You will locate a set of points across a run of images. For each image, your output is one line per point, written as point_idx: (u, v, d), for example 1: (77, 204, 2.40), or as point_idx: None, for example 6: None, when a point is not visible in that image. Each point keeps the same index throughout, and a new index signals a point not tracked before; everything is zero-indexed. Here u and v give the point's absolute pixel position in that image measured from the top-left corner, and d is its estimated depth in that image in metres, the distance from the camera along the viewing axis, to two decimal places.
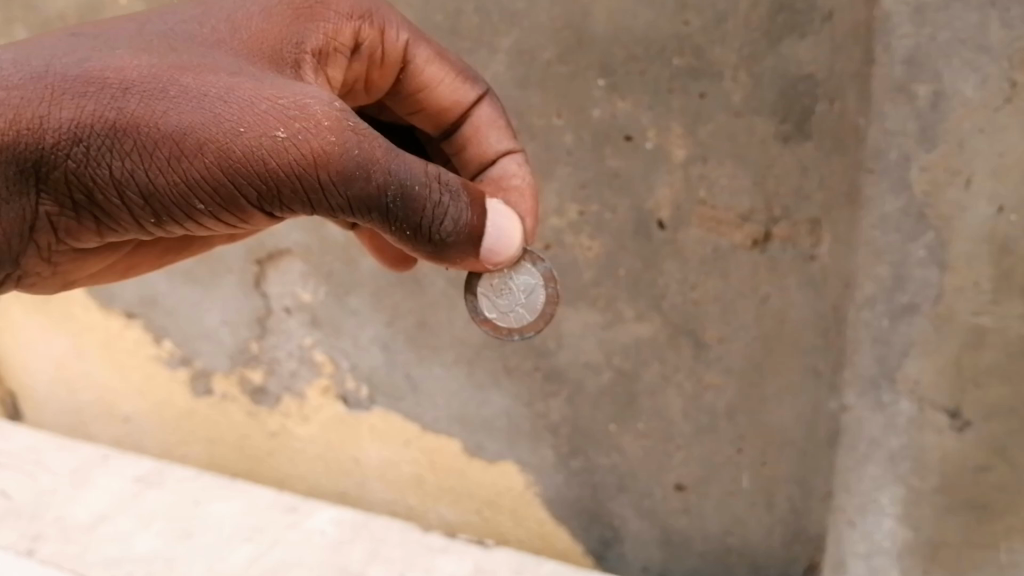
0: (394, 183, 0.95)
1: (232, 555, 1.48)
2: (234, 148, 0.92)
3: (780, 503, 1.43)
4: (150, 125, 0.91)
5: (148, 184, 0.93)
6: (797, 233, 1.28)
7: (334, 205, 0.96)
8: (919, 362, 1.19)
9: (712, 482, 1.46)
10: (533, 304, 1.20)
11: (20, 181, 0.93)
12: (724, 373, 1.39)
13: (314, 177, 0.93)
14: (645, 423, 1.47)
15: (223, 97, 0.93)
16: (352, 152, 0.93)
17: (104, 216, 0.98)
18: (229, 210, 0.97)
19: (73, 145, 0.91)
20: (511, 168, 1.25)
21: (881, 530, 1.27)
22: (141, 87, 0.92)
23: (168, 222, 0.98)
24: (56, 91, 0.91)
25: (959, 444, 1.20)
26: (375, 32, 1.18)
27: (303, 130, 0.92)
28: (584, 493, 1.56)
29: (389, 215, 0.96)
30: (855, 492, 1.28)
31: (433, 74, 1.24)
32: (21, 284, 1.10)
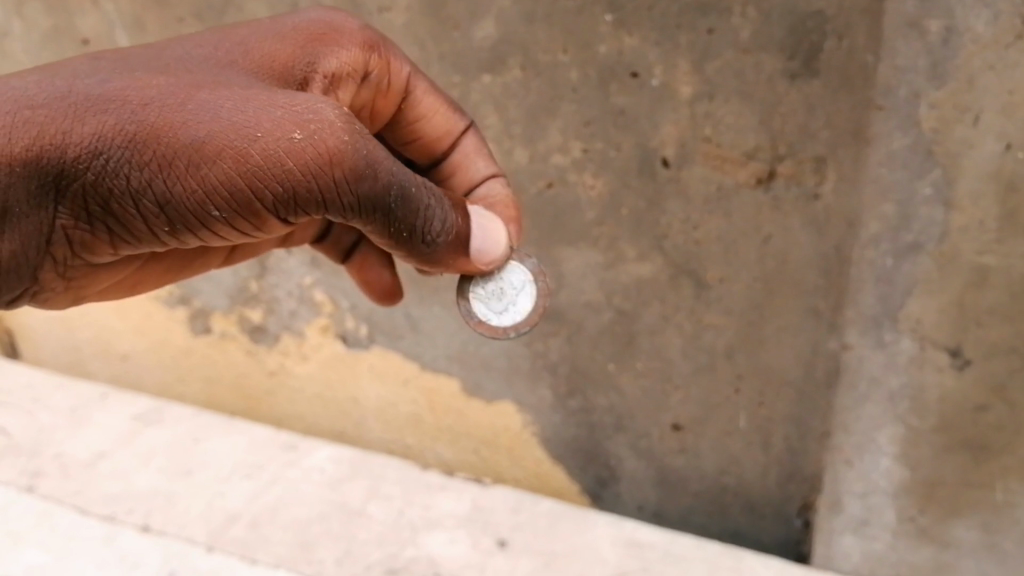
0: (399, 183, 0.93)
1: (233, 492, 1.48)
2: (250, 153, 0.89)
3: (777, 443, 1.45)
4: (170, 135, 0.89)
5: (167, 193, 0.91)
6: (802, 172, 1.26)
7: (346, 207, 0.92)
8: (921, 301, 1.21)
9: (710, 422, 1.48)
10: (528, 297, 1.14)
11: (39, 195, 0.91)
12: (724, 313, 1.39)
13: (330, 177, 0.89)
14: (644, 362, 1.48)
15: (239, 108, 0.90)
16: (361, 150, 0.90)
17: (121, 228, 0.96)
18: (245, 216, 0.93)
19: (94, 158, 0.89)
20: (501, 191, 1.22)
21: (877, 470, 1.32)
22: (161, 100, 0.90)
23: (184, 231, 0.95)
24: (78, 108, 0.90)
25: (959, 382, 1.23)
26: (383, 63, 1.14)
27: (321, 130, 0.89)
28: (581, 433, 1.59)
29: (394, 217, 0.94)
30: (853, 431, 1.32)
31: (430, 106, 1.21)
32: (33, 300, 1.08)
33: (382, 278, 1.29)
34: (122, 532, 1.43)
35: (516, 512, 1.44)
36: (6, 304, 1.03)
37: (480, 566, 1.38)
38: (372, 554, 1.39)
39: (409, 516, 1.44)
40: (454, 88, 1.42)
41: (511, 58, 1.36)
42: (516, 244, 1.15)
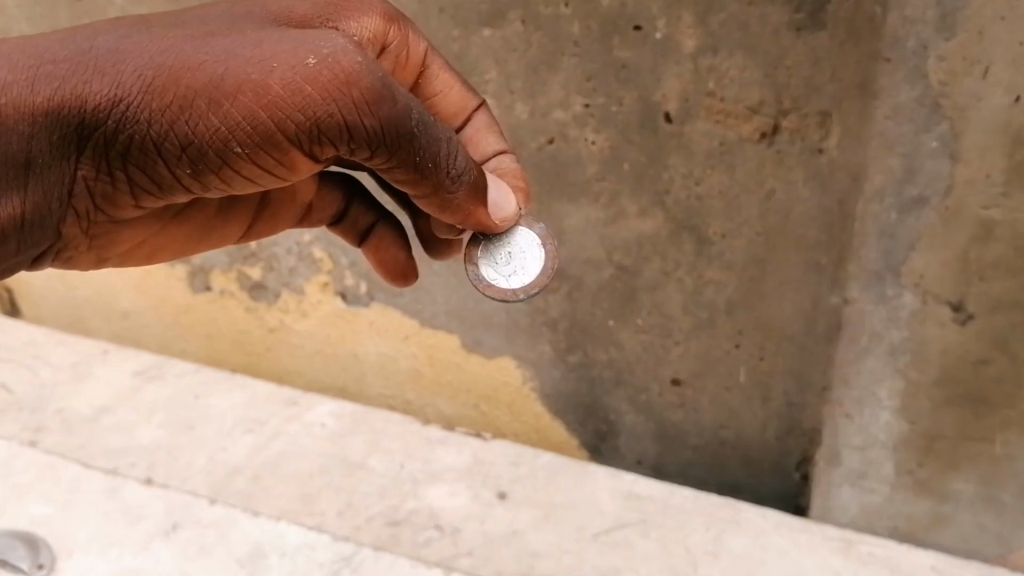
0: (415, 109, 0.93)
1: (234, 445, 1.49)
2: (270, 84, 0.87)
3: (776, 397, 1.46)
4: (190, 74, 0.88)
5: (189, 133, 0.89)
6: (807, 125, 1.25)
7: (368, 135, 0.91)
8: (925, 256, 1.21)
9: (710, 377, 1.49)
10: (536, 259, 1.15)
11: (62, 146, 0.91)
12: (725, 269, 1.39)
13: (349, 99, 0.88)
14: (644, 318, 1.48)
15: (256, 45, 0.89)
16: (376, 73, 0.89)
17: (144, 176, 0.95)
18: (267, 151, 0.91)
19: (115, 106, 0.88)
20: (510, 166, 1.18)
21: (877, 423, 1.34)
22: (180, 47, 0.90)
23: (206, 172, 0.93)
24: (98, 60, 0.89)
25: (960, 335, 1.24)
26: (403, 36, 1.12)
27: (336, 55, 0.88)
28: (581, 388, 1.59)
29: (416, 143, 0.94)
30: (854, 386, 1.34)
31: (445, 81, 1.19)
32: (56, 260, 1.07)
33: (398, 259, 1.31)
34: (124, 484, 1.40)
35: (515, 465, 1.46)
36: (31, 263, 1.03)
37: (480, 517, 1.39)
38: (373, 505, 1.41)
39: (410, 469, 1.45)
40: (455, 42, 1.40)
41: (512, 10, 1.34)
42: (523, 211, 1.16)
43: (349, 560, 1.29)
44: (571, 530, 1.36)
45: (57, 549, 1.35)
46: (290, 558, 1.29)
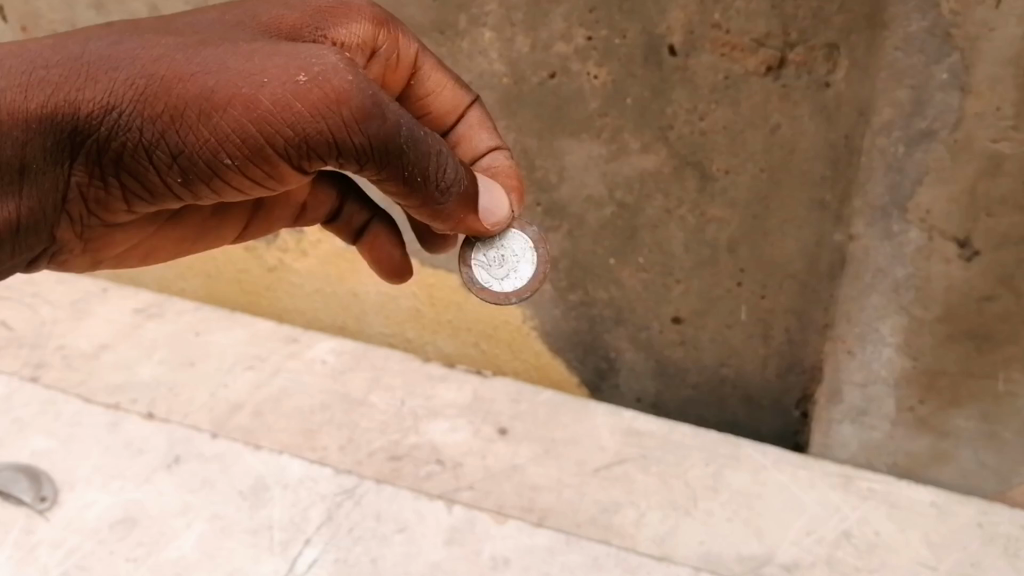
0: (406, 124, 0.90)
1: (235, 381, 1.50)
2: (260, 99, 0.86)
3: (777, 335, 1.47)
4: (181, 86, 0.86)
5: (180, 144, 0.88)
6: (814, 59, 1.23)
7: (356, 151, 0.89)
8: (931, 191, 1.21)
9: (711, 314, 1.49)
10: (529, 263, 1.12)
11: (56, 153, 0.89)
12: (728, 206, 1.38)
13: (338, 117, 0.86)
14: (646, 256, 1.48)
15: (247, 58, 0.87)
16: (366, 91, 0.87)
17: (136, 183, 0.93)
18: (256, 163, 0.90)
19: (108, 114, 0.87)
20: (504, 163, 1.15)
21: (879, 359, 1.37)
22: (171, 57, 0.88)
23: (197, 181, 0.92)
24: (91, 67, 0.87)
25: (966, 273, 1.24)
26: (391, 39, 1.10)
27: (326, 72, 0.86)
28: (581, 326, 1.60)
29: (405, 159, 0.91)
30: (857, 322, 1.36)
31: (437, 80, 1.16)
32: (51, 262, 1.06)
33: (393, 257, 1.27)
34: (127, 418, 1.41)
35: (516, 402, 1.46)
36: (26, 265, 1.01)
37: (481, 452, 1.40)
38: (375, 441, 1.42)
39: (410, 406, 1.46)
40: None
41: None
42: (517, 212, 1.13)
43: (351, 493, 1.32)
44: (571, 466, 1.38)
45: (59, 483, 1.36)
46: (293, 491, 1.32)
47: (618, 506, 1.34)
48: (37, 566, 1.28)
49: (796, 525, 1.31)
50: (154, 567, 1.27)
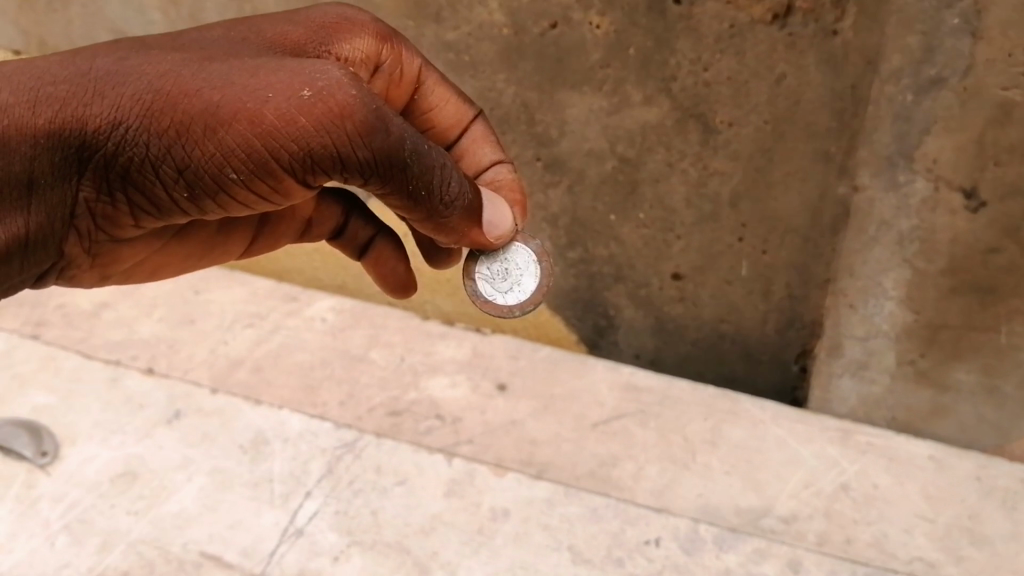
0: (411, 138, 0.86)
1: (236, 338, 1.48)
2: (265, 114, 0.82)
3: (777, 291, 1.46)
4: (186, 100, 0.83)
5: (186, 159, 0.85)
6: (822, 6, 1.20)
7: (361, 166, 0.85)
8: (939, 140, 1.19)
9: (710, 270, 1.48)
10: (533, 277, 1.09)
11: (63, 167, 0.86)
12: (731, 158, 1.36)
13: (343, 131, 0.82)
14: (646, 212, 1.46)
15: (253, 72, 0.84)
16: (370, 105, 0.83)
17: (143, 197, 0.90)
18: (262, 178, 0.87)
19: (114, 129, 0.84)
20: (507, 177, 1.12)
21: (881, 313, 1.37)
22: (176, 71, 0.84)
23: (203, 196, 0.89)
24: (97, 83, 0.84)
25: (971, 224, 1.23)
26: (395, 54, 1.06)
27: (332, 86, 0.82)
28: (581, 284, 1.59)
29: (410, 172, 0.87)
30: (859, 276, 1.35)
31: (441, 95, 1.12)
32: (60, 276, 1.03)
33: (397, 272, 1.25)
34: (127, 375, 1.42)
35: (515, 357, 1.45)
36: (33, 280, 0.98)
37: (480, 408, 1.39)
38: (375, 397, 1.41)
39: (410, 362, 1.45)
40: None
41: None
42: (521, 226, 1.10)
43: (352, 447, 1.33)
44: (570, 420, 1.37)
45: (58, 438, 1.37)
46: (292, 445, 1.34)
47: (617, 459, 1.33)
48: (38, 520, 1.30)
49: (794, 478, 1.31)
50: (155, 520, 1.28)
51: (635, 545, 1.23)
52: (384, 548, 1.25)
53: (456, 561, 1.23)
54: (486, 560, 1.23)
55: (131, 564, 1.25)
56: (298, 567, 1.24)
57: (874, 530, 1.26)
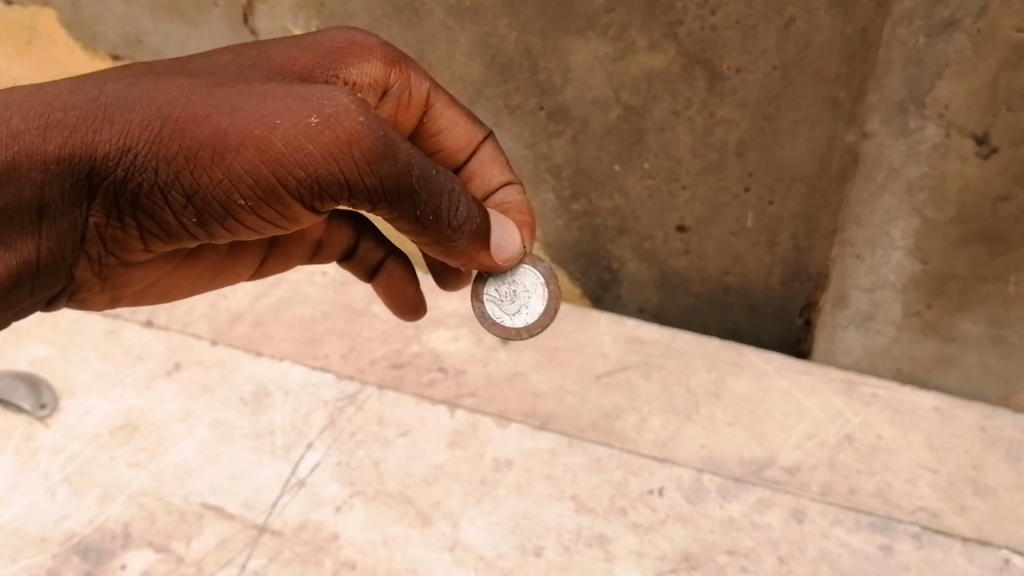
0: (418, 164, 0.87)
1: (235, 292, 1.46)
2: (272, 140, 0.83)
3: (783, 242, 1.43)
4: (195, 126, 0.84)
5: (196, 185, 0.86)
6: None
7: (366, 192, 0.86)
8: (951, 85, 1.17)
9: (716, 222, 1.45)
10: (540, 300, 1.10)
11: (73, 192, 0.87)
12: (738, 107, 1.30)
13: (349, 158, 0.83)
14: (651, 162, 1.41)
15: (261, 99, 0.84)
16: (376, 131, 0.83)
17: (153, 221, 0.91)
18: (269, 204, 0.87)
19: (123, 155, 0.85)
20: (517, 199, 1.13)
21: (888, 264, 1.36)
22: (186, 97, 0.85)
23: (212, 222, 0.90)
24: (108, 108, 0.85)
25: (982, 170, 1.22)
26: (404, 78, 1.05)
27: (339, 113, 0.83)
28: (584, 236, 1.56)
29: (415, 197, 0.87)
30: (867, 226, 1.35)
31: (449, 117, 1.12)
32: (71, 300, 1.04)
33: (408, 294, 1.23)
34: (125, 327, 1.42)
35: None
36: (45, 304, 0.99)
37: (483, 359, 1.38)
38: (377, 349, 1.40)
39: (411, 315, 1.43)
40: None
41: None
42: (528, 247, 1.11)
43: (354, 399, 1.34)
44: (573, 372, 1.36)
45: (57, 390, 1.37)
46: (294, 397, 1.34)
47: (620, 411, 1.33)
48: (38, 472, 1.30)
49: (798, 429, 1.30)
50: (156, 472, 1.28)
51: (639, 495, 1.23)
52: (386, 498, 1.24)
53: (460, 511, 1.23)
54: (489, 510, 1.23)
55: (132, 515, 1.25)
56: (302, 517, 1.24)
57: (878, 481, 1.26)
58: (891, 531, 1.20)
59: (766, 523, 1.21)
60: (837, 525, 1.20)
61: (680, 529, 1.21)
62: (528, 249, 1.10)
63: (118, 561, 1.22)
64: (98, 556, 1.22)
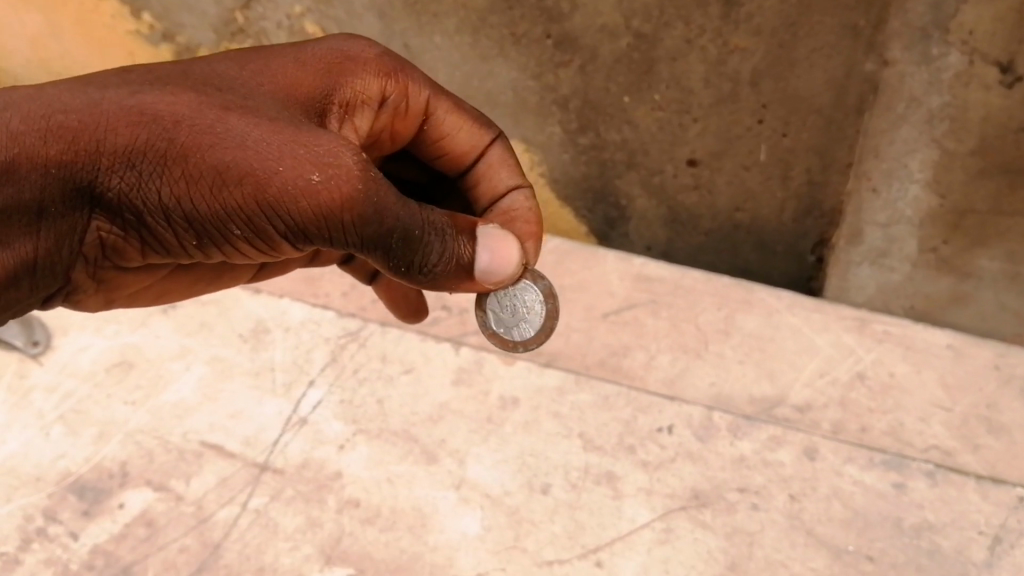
0: (408, 224, 0.86)
1: None
2: (271, 183, 0.84)
3: (796, 176, 1.38)
4: (198, 155, 0.85)
5: (194, 210, 0.87)
6: None
7: (354, 244, 0.87)
8: (976, 10, 1.15)
9: (728, 156, 1.39)
10: (532, 324, 1.07)
11: (76, 200, 0.88)
12: (753, 34, 1.25)
13: (340, 218, 0.84)
14: (662, 93, 1.35)
15: (266, 138, 0.85)
16: (372, 197, 0.84)
17: (151, 238, 0.92)
18: (262, 238, 0.89)
19: (126, 170, 0.86)
20: (524, 207, 1.09)
21: (905, 198, 1.33)
22: (190, 118, 0.86)
23: (206, 245, 0.91)
24: (112, 118, 0.85)
25: (1005, 100, 1.19)
26: (401, 88, 1.02)
27: (342, 171, 0.84)
28: (591, 172, 1.49)
29: (399, 255, 0.88)
30: (885, 157, 1.31)
31: (453, 123, 1.07)
32: (66, 300, 1.01)
33: (409, 297, 1.22)
34: None
35: None
36: (41, 303, 0.98)
37: None
38: None
39: None
40: None
41: None
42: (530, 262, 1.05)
43: (355, 336, 1.30)
44: (580, 311, 1.33)
45: (51, 328, 1.34)
46: (294, 334, 1.31)
47: (628, 349, 1.30)
48: (32, 411, 1.29)
49: (808, 367, 1.27)
50: (153, 410, 1.27)
51: (648, 433, 1.22)
52: (390, 437, 1.23)
53: (465, 449, 1.22)
54: (495, 448, 1.22)
55: (130, 454, 1.24)
56: (304, 455, 1.23)
57: (890, 420, 1.23)
58: (905, 470, 1.19)
59: (778, 460, 1.20)
60: (850, 462, 1.19)
61: (690, 466, 1.20)
62: (529, 263, 1.05)
63: (117, 500, 1.22)
64: (95, 495, 1.22)
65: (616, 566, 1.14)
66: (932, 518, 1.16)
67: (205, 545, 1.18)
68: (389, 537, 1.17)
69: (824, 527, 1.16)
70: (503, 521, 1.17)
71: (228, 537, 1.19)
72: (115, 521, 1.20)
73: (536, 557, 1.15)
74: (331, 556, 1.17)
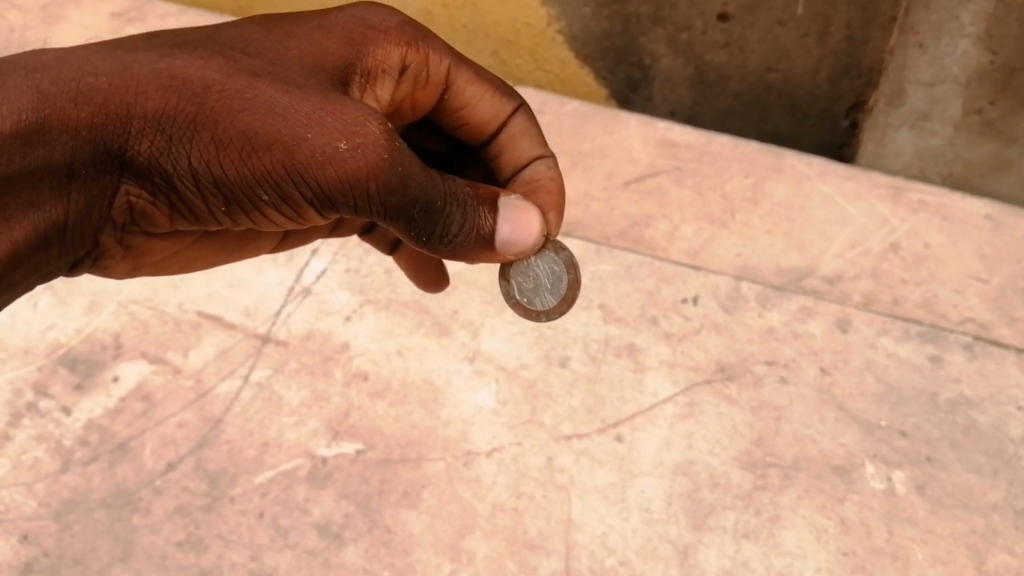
0: (431, 191, 0.79)
1: None
2: (301, 152, 0.77)
3: (835, 33, 1.28)
4: (227, 120, 0.77)
5: (224, 176, 0.80)
6: None
7: (382, 215, 0.80)
8: None
9: (762, 9, 1.27)
10: (555, 294, 0.97)
11: (104, 163, 0.80)
12: None
13: (367, 187, 0.77)
14: None
15: (294, 105, 0.78)
16: (398, 167, 0.77)
17: (181, 206, 0.84)
18: (293, 207, 0.81)
19: (155, 135, 0.78)
20: (547, 176, 1.00)
21: (954, 55, 1.20)
22: (220, 83, 0.78)
23: (237, 213, 0.84)
24: (139, 80, 0.77)
25: None
26: (422, 57, 0.93)
27: (371, 141, 0.76)
28: (612, 29, 1.37)
29: (422, 225, 0.80)
30: (935, 9, 1.18)
31: (473, 92, 0.98)
32: (92, 268, 0.92)
33: (429, 267, 1.09)
34: None
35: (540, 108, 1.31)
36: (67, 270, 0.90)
37: None
38: None
39: None
40: None
41: None
42: (552, 233, 0.97)
43: None
44: (600, 178, 1.26)
45: None
46: None
47: (650, 219, 1.23)
48: None
49: (840, 237, 1.20)
50: (146, 279, 1.24)
51: (671, 304, 1.17)
52: (400, 308, 1.19)
53: (479, 321, 1.18)
54: (511, 321, 1.17)
55: (123, 324, 1.21)
56: (308, 327, 1.19)
57: (924, 292, 1.17)
58: (941, 342, 1.14)
59: (808, 333, 1.15)
60: (884, 334, 1.15)
61: (715, 338, 1.15)
62: (551, 234, 0.96)
63: (111, 373, 1.18)
64: (87, 368, 1.19)
65: (637, 441, 1.10)
66: (968, 393, 1.11)
67: (206, 420, 1.15)
68: (399, 411, 1.14)
69: (855, 401, 1.11)
70: (520, 396, 1.13)
71: (229, 412, 1.15)
72: (110, 396, 1.17)
73: (554, 432, 1.11)
74: (338, 432, 1.13)
